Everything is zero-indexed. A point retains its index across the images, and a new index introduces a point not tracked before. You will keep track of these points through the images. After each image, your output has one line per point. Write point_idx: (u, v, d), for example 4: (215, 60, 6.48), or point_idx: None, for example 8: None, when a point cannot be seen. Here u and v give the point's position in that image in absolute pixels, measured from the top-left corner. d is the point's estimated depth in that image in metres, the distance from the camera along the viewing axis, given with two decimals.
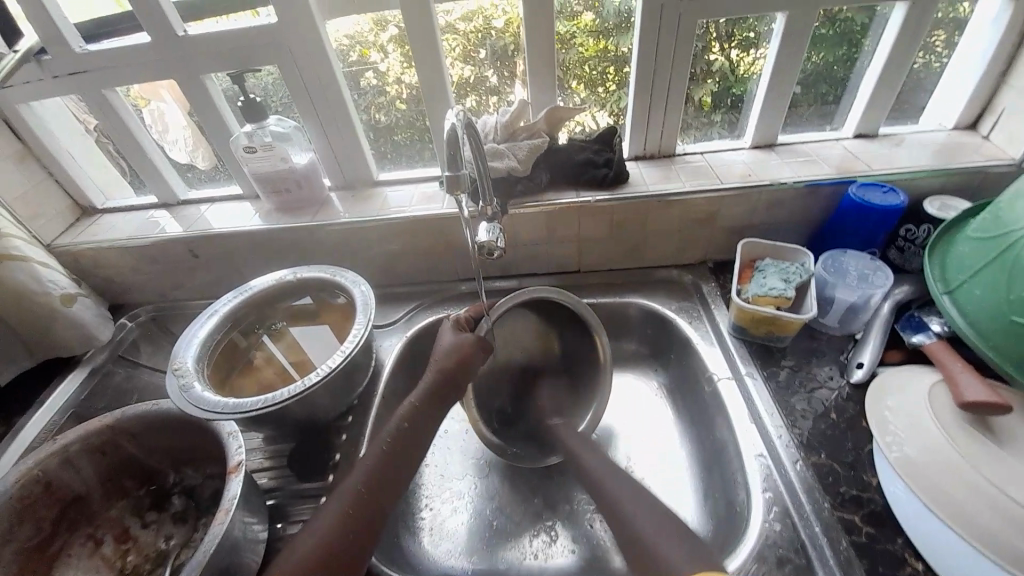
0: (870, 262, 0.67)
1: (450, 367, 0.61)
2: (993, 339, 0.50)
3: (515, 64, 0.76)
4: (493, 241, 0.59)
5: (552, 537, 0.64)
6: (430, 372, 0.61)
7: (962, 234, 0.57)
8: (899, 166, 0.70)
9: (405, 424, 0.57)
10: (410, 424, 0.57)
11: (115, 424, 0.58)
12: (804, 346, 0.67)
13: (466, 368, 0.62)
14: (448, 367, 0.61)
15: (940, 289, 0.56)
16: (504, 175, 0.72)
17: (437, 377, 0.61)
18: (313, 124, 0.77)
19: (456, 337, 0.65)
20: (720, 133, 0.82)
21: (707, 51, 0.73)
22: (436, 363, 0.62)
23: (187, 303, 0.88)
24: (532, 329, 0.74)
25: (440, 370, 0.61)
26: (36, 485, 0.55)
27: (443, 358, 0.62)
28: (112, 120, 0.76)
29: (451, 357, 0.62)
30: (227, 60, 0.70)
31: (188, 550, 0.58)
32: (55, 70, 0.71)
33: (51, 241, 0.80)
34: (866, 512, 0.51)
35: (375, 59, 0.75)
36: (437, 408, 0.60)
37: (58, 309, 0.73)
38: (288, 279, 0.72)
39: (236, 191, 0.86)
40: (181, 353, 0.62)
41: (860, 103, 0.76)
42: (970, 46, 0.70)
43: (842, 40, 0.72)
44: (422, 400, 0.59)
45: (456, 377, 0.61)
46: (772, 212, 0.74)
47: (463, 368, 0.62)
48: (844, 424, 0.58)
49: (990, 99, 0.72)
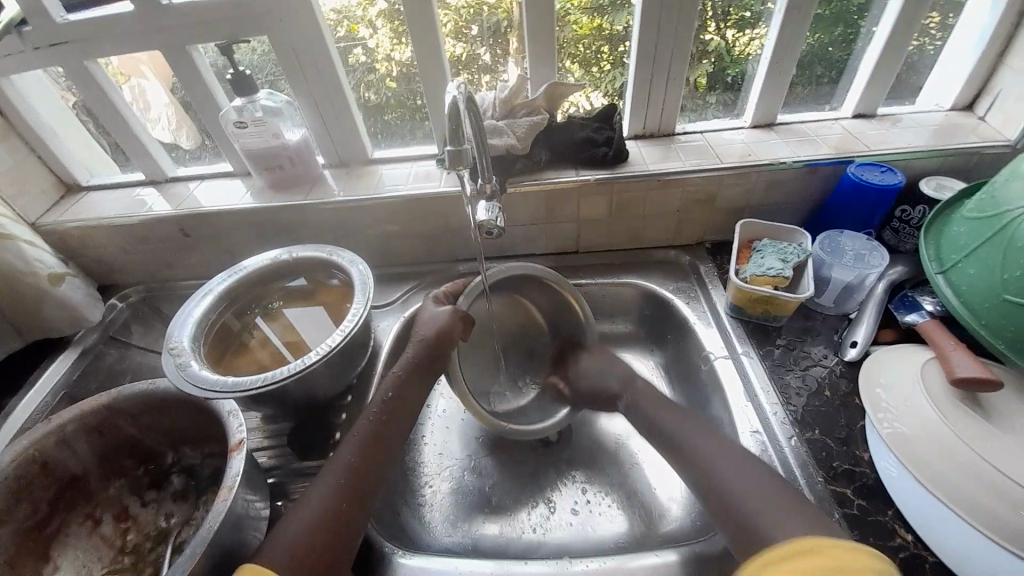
0: (866, 242, 0.68)
1: (428, 341, 0.63)
2: (985, 317, 0.51)
3: (508, 41, 0.74)
4: (493, 220, 0.58)
5: (550, 510, 0.66)
6: (412, 344, 0.63)
7: (957, 214, 0.58)
8: (896, 146, 0.71)
9: (391, 393, 0.59)
10: (393, 395, 0.58)
11: (111, 404, 0.57)
12: (799, 325, 0.68)
13: (445, 342, 0.64)
14: (428, 340, 0.63)
15: (935, 269, 0.57)
16: (503, 153, 0.71)
17: (420, 348, 0.63)
18: (304, 99, 0.75)
19: (436, 312, 0.66)
20: (716, 113, 0.81)
21: (703, 31, 0.72)
22: (418, 336, 0.64)
23: (178, 283, 0.87)
24: (518, 310, 0.74)
25: (422, 342, 0.63)
26: (32, 465, 0.54)
27: (423, 331, 0.64)
28: (95, 93, 0.73)
29: (431, 330, 0.64)
30: (214, 34, 0.68)
31: (189, 528, 0.59)
32: (35, 42, 0.68)
33: (35, 219, 0.78)
34: (858, 485, 0.52)
35: (364, 35, 0.73)
36: (418, 378, 0.61)
37: (46, 289, 0.72)
38: (283, 259, 0.71)
39: (226, 168, 0.84)
40: (177, 332, 0.61)
41: (859, 83, 0.75)
42: (968, 27, 0.70)
43: (839, 21, 0.71)
44: (405, 369, 0.61)
45: (435, 351, 0.63)
46: (770, 192, 0.74)
47: (440, 342, 0.64)
48: (837, 401, 0.60)
49: (987, 79, 0.72)
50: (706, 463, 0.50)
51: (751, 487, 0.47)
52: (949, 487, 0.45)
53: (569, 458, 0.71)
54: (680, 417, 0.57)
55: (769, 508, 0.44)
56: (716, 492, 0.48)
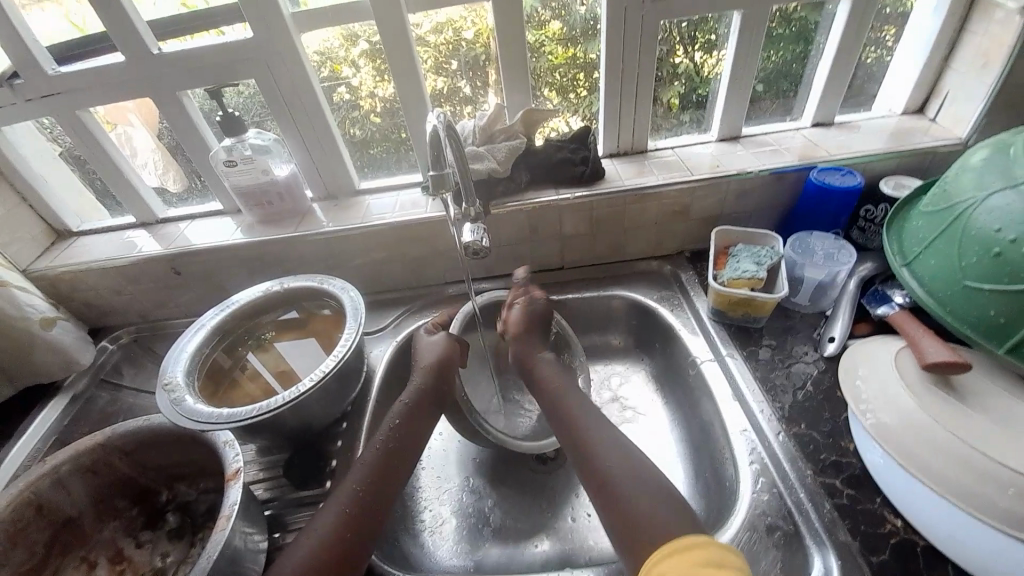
0: (834, 242, 0.71)
1: (433, 369, 0.65)
2: (950, 304, 0.54)
3: (487, 74, 0.78)
4: (478, 241, 0.60)
5: (552, 528, 0.66)
6: (418, 373, 0.65)
7: (915, 210, 0.61)
8: (857, 151, 0.75)
9: (399, 420, 0.60)
10: (401, 421, 0.60)
11: (106, 442, 0.57)
12: (779, 325, 0.71)
13: (448, 367, 0.66)
14: (430, 368, 0.65)
15: (900, 262, 0.60)
16: (485, 176, 0.73)
17: (425, 376, 0.64)
18: (294, 137, 0.78)
19: (432, 341, 0.69)
20: (688, 131, 0.85)
21: (672, 55, 0.76)
22: (421, 366, 0.66)
23: (168, 322, 0.88)
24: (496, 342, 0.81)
25: (427, 370, 0.65)
26: (27, 508, 0.53)
27: (425, 360, 0.66)
28: (85, 142, 0.75)
29: (434, 359, 0.66)
30: (203, 80, 0.71)
31: (187, 565, 0.59)
32: (27, 93, 0.70)
33: (26, 267, 0.79)
34: (846, 476, 0.54)
35: (347, 74, 0.76)
36: (429, 407, 0.63)
37: (37, 334, 0.72)
38: (275, 290, 0.72)
39: (217, 207, 0.86)
40: (170, 368, 0.62)
41: (816, 95, 0.80)
42: (915, 37, 0.75)
43: (797, 38, 0.76)
44: (413, 399, 0.62)
45: (443, 378, 0.65)
46: (741, 201, 0.78)
47: (445, 367, 0.66)
48: (820, 395, 0.61)
49: (935, 84, 0.77)
50: (603, 458, 0.52)
51: (621, 463, 0.51)
52: (937, 474, 0.47)
53: (570, 475, 0.71)
54: (594, 420, 0.57)
55: (658, 505, 0.46)
56: (607, 481, 0.50)
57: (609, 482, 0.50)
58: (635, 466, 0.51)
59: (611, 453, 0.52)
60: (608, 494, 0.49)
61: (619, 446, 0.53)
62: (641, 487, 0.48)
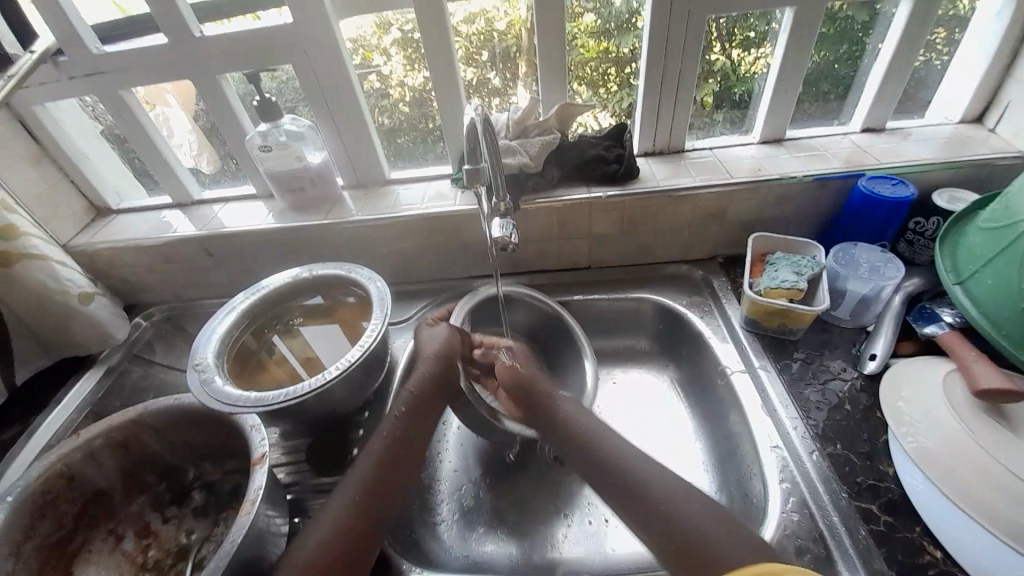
0: (881, 254, 0.68)
1: (438, 360, 0.65)
2: (1007, 328, 0.50)
3: (517, 66, 0.77)
4: (507, 237, 0.58)
5: (568, 527, 0.65)
6: (424, 363, 0.65)
7: (971, 226, 0.58)
8: (907, 159, 0.71)
9: (404, 409, 0.60)
10: (406, 411, 0.60)
11: (138, 419, 0.59)
12: (817, 339, 0.68)
13: (450, 358, 0.65)
14: (434, 359, 0.65)
15: (952, 280, 0.57)
16: (517, 171, 0.72)
17: (432, 365, 0.64)
18: (326, 123, 0.78)
19: (434, 332, 0.69)
20: (723, 130, 0.83)
21: (708, 52, 0.73)
22: (424, 356, 0.65)
23: (199, 302, 0.89)
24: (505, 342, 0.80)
25: (433, 360, 0.64)
26: (58, 480, 0.55)
27: (428, 351, 0.66)
28: (126, 121, 0.77)
29: (436, 349, 0.66)
30: (239, 64, 0.72)
31: (209, 544, 0.60)
32: (72, 71, 0.71)
33: (65, 241, 0.81)
34: (884, 501, 0.51)
35: (378, 62, 0.76)
36: (434, 395, 0.62)
37: (76, 308, 0.74)
38: (303, 277, 0.73)
39: (249, 190, 0.87)
40: (201, 349, 0.63)
41: (866, 100, 0.77)
42: (973, 42, 0.71)
43: (844, 38, 0.73)
44: (418, 386, 0.62)
45: (446, 367, 0.65)
46: (780, 207, 0.75)
47: (449, 357, 0.66)
48: (858, 415, 0.59)
49: (995, 92, 0.73)
50: (631, 473, 0.52)
51: (671, 486, 0.50)
52: (993, 513, 0.44)
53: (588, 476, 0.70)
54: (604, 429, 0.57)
55: (724, 535, 0.45)
56: (641, 495, 0.50)
57: (644, 498, 0.50)
58: (686, 492, 0.49)
59: (650, 474, 0.51)
60: (649, 514, 0.49)
61: (661, 471, 0.52)
62: (694, 508, 0.47)
